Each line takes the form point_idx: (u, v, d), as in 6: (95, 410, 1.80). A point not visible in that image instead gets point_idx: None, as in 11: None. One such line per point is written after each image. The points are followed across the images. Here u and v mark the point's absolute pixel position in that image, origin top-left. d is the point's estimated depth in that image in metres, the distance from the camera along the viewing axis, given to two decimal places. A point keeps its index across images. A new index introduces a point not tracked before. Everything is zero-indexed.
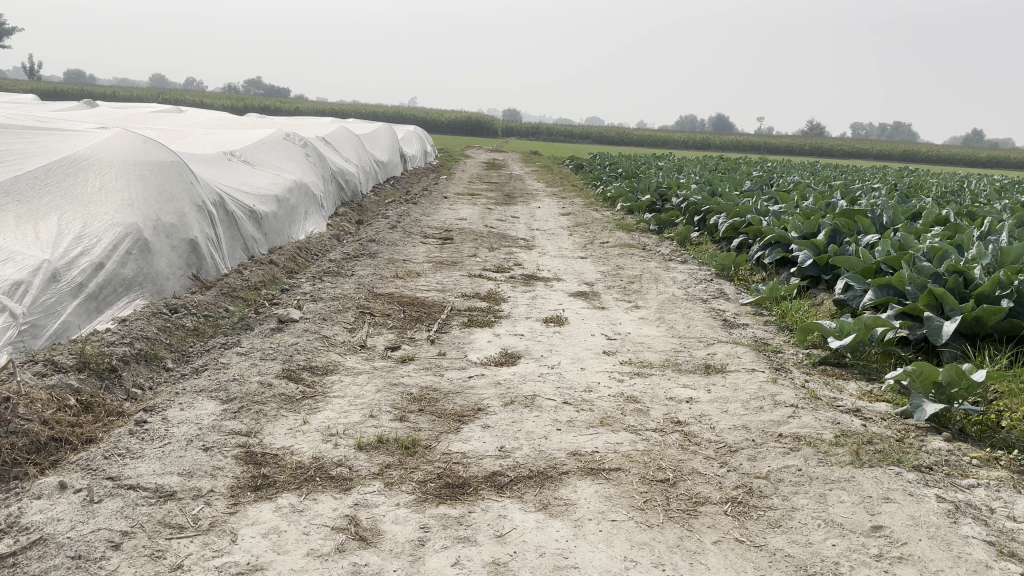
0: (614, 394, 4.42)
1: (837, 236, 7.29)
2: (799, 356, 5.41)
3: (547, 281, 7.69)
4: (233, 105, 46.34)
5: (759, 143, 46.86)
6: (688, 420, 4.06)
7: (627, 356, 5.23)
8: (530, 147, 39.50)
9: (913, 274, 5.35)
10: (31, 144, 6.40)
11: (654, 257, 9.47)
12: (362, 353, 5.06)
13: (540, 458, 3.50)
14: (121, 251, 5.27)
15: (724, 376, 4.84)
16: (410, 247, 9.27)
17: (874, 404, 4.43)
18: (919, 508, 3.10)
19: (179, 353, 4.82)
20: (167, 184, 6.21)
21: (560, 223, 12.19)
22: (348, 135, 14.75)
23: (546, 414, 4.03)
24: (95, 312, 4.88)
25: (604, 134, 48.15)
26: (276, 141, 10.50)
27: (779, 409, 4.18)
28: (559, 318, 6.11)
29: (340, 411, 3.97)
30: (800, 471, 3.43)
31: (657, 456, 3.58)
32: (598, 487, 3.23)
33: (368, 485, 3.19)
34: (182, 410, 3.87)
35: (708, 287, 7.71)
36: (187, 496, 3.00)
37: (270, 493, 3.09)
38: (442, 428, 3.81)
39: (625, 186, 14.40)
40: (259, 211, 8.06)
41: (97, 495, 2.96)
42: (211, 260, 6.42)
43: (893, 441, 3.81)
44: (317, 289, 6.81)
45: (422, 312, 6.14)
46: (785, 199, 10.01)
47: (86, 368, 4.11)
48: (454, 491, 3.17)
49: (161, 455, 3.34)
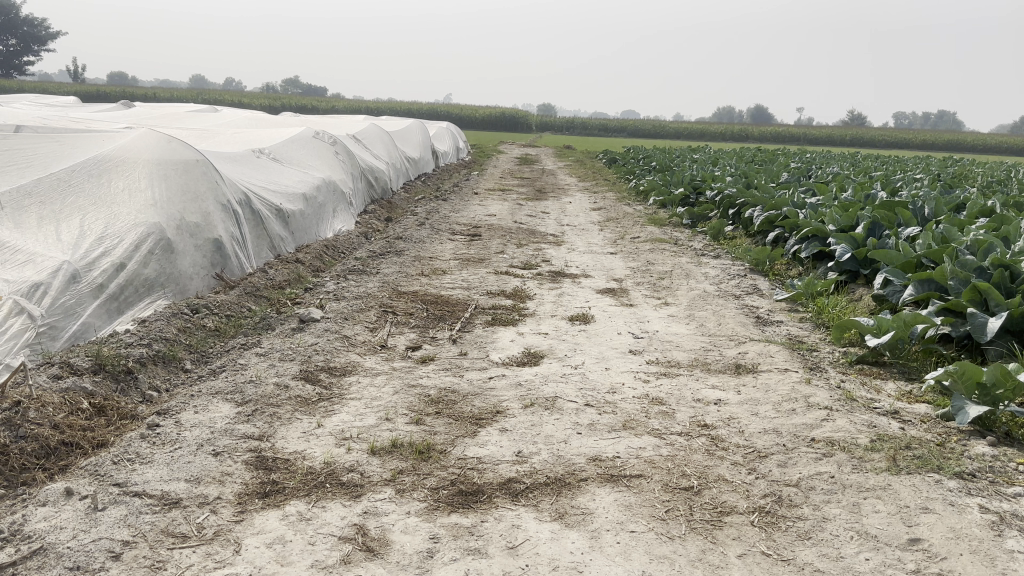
0: (639, 396, 4.26)
1: (877, 229, 7.03)
2: (836, 355, 5.19)
3: (574, 278, 7.54)
4: (268, 103, 46.82)
5: (797, 135, 46.09)
6: (716, 423, 3.89)
7: (654, 355, 5.07)
8: (564, 141, 39.23)
9: (955, 268, 5.12)
10: (57, 145, 6.43)
11: (686, 252, 9.26)
12: (382, 353, 4.97)
13: (558, 463, 3.36)
14: (142, 251, 5.25)
15: (755, 376, 4.65)
16: (437, 244, 9.18)
17: (914, 406, 4.22)
18: (960, 520, 2.90)
19: (198, 354, 4.78)
20: (192, 183, 6.18)
21: (590, 218, 12.01)
22: (379, 132, 14.72)
23: (567, 417, 3.90)
24: (115, 313, 4.86)
25: (639, 128, 47.57)
26: (305, 138, 10.49)
27: (812, 412, 3.99)
28: (585, 316, 5.96)
29: (356, 414, 3.88)
30: (832, 479, 3.26)
31: (681, 462, 3.42)
32: (618, 495, 3.09)
33: (380, 492, 3.09)
34: (196, 413, 3.81)
35: (741, 283, 7.49)
36: (193, 504, 2.93)
37: (278, 500, 3.00)
38: (459, 431, 3.69)
39: (658, 180, 14.19)
40: (285, 210, 8.03)
41: (101, 503, 2.90)
42: (236, 259, 6.38)
43: (934, 446, 3.61)
44: (341, 287, 6.75)
45: (446, 310, 6.04)
46: (822, 191, 9.75)
47: (102, 371, 4.08)
48: (467, 498, 3.05)
49: (170, 460, 3.27)
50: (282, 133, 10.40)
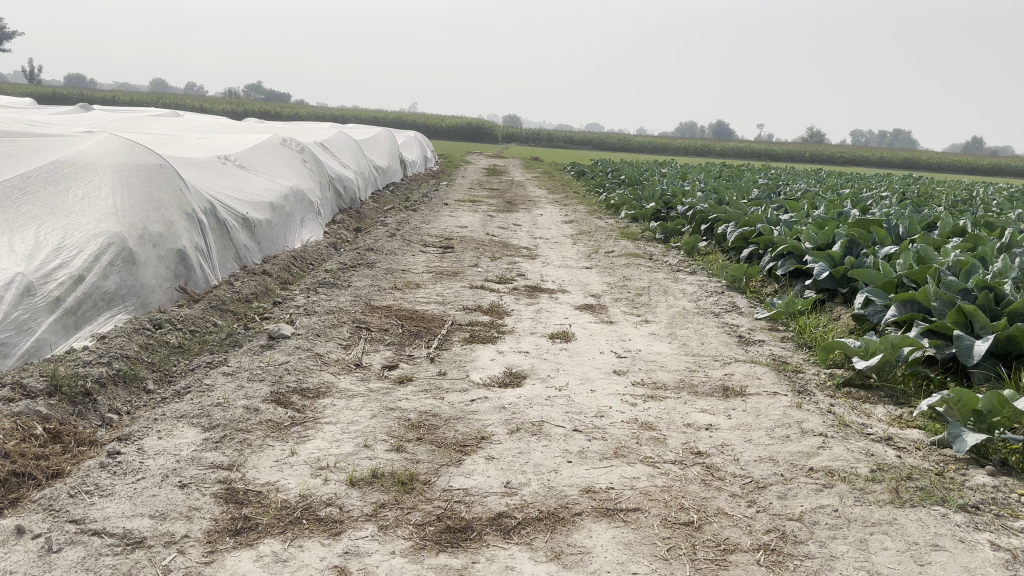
0: (628, 420, 4.10)
1: (854, 248, 6.98)
2: (822, 377, 5.09)
3: (551, 293, 7.39)
4: (230, 108, 46.08)
5: (761, 151, 46.69)
6: (710, 450, 3.74)
7: (640, 376, 4.92)
8: (531, 152, 39.20)
9: (939, 289, 5.06)
10: (13, 149, 6.12)
11: (662, 267, 9.18)
12: (357, 372, 4.75)
13: (549, 496, 3.18)
14: (103, 263, 4.96)
15: (745, 400, 4.51)
16: (409, 256, 8.95)
17: (906, 432, 4.12)
18: (973, 558, 2.79)
19: (162, 373, 4.51)
20: (156, 190, 5.90)
21: (563, 231, 11.88)
22: (347, 141, 14.46)
23: (555, 444, 3.72)
24: (72, 328, 4.59)
25: (605, 141, 47.90)
26: (272, 146, 10.19)
27: (807, 439, 3.87)
28: (565, 333, 5.80)
29: (331, 440, 3.66)
30: (836, 512, 3.12)
31: (678, 494, 3.26)
32: (616, 532, 2.92)
33: (361, 529, 2.88)
34: (160, 439, 3.56)
35: (720, 300, 7.41)
36: (158, 544, 2.69)
37: (251, 539, 2.78)
38: (442, 460, 3.49)
39: (629, 194, 14.13)
40: (252, 219, 7.74)
41: (56, 544, 2.64)
42: (201, 270, 6.08)
43: (934, 476, 3.50)
44: (312, 301, 6.50)
45: (422, 326, 5.83)
46: (795, 208, 9.74)
47: (57, 393, 3.80)
48: (456, 536, 2.86)
49: (132, 494, 3.02)
50: (248, 140, 10.10)
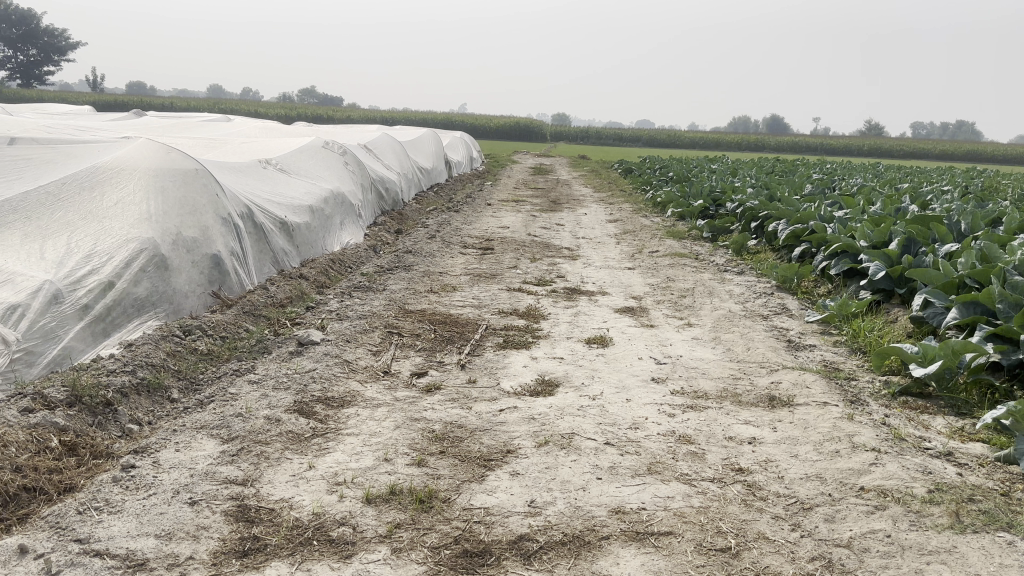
0: (665, 433, 3.87)
1: (912, 246, 6.59)
2: (877, 385, 4.77)
3: (590, 295, 7.18)
4: (281, 113, 46.77)
5: (816, 145, 45.52)
6: (752, 467, 3.50)
7: (679, 385, 4.67)
8: (578, 150, 38.83)
9: (1005, 290, 4.69)
10: (51, 156, 6.15)
11: (708, 267, 8.87)
12: (384, 380, 4.60)
13: (576, 517, 2.98)
14: (134, 269, 4.92)
15: (792, 411, 4.24)
16: (448, 259, 8.81)
17: (968, 445, 3.82)
18: None
19: (188, 381, 4.44)
20: (192, 195, 5.87)
21: (607, 231, 11.62)
22: (391, 142, 14.42)
23: (585, 459, 3.52)
24: (100, 336, 4.55)
25: (654, 138, 47.34)
26: (313, 148, 10.16)
27: (858, 455, 3.59)
28: (603, 338, 5.57)
29: (351, 453, 3.52)
30: (888, 538, 2.86)
31: (715, 515, 3.03)
32: (645, 559, 2.71)
33: (373, 552, 2.72)
34: (177, 452, 3.47)
35: (768, 302, 7.09)
36: (160, 567, 2.57)
37: (257, 561, 2.64)
38: (464, 475, 3.32)
39: (676, 192, 13.77)
40: (290, 223, 7.68)
41: (55, 565, 2.55)
42: (235, 276, 6.02)
43: (1000, 498, 3.19)
44: (345, 306, 6.40)
45: (454, 331, 5.68)
46: (850, 203, 9.32)
47: (78, 403, 3.75)
48: (472, 561, 2.68)
49: (140, 510, 2.92)
50: (290, 143, 10.09)
